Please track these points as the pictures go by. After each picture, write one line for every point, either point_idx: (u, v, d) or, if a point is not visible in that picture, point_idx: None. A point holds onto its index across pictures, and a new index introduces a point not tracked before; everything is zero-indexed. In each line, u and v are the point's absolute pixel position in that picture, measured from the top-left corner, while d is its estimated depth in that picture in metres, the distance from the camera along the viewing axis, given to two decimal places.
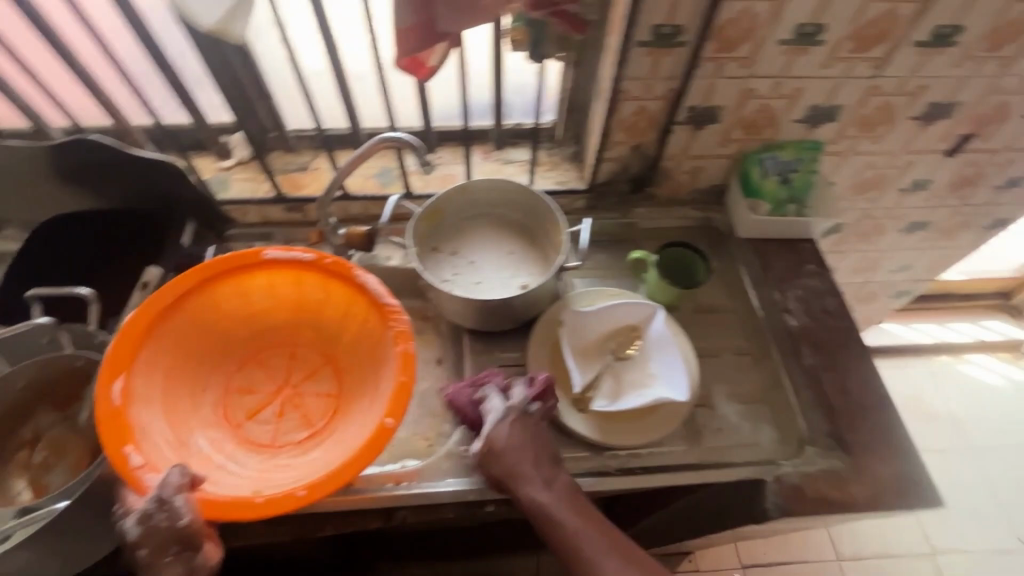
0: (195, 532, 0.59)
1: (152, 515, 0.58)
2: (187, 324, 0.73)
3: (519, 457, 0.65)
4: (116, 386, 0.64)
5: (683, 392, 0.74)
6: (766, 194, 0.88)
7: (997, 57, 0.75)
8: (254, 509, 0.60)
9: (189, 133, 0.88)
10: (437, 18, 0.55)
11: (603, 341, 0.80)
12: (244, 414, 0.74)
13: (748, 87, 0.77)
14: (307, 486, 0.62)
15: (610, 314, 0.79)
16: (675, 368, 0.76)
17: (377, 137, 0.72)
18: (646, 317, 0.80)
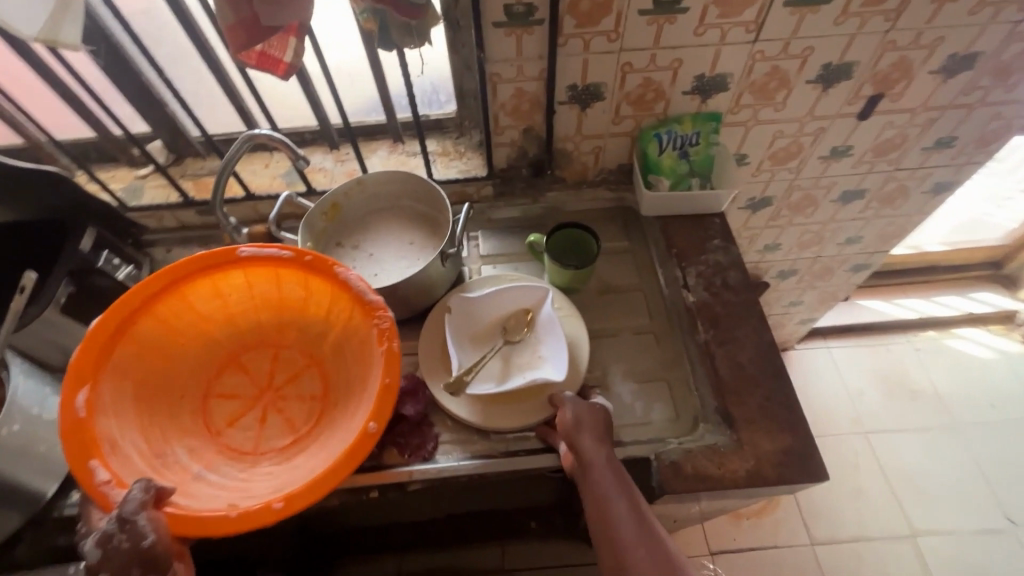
0: (158, 556, 0.54)
1: (112, 537, 0.53)
2: (160, 326, 0.70)
3: (590, 436, 0.65)
4: (80, 397, 0.60)
5: (564, 372, 0.71)
6: (665, 169, 0.87)
7: (880, 11, 0.72)
8: (227, 525, 0.55)
9: (97, 146, 0.91)
10: (259, 14, 0.56)
11: (495, 326, 0.80)
12: (225, 421, 0.71)
13: (625, 61, 0.75)
14: (283, 497, 0.57)
15: (500, 299, 0.79)
16: (560, 347, 0.73)
17: (245, 137, 0.72)
18: (537, 300, 0.79)
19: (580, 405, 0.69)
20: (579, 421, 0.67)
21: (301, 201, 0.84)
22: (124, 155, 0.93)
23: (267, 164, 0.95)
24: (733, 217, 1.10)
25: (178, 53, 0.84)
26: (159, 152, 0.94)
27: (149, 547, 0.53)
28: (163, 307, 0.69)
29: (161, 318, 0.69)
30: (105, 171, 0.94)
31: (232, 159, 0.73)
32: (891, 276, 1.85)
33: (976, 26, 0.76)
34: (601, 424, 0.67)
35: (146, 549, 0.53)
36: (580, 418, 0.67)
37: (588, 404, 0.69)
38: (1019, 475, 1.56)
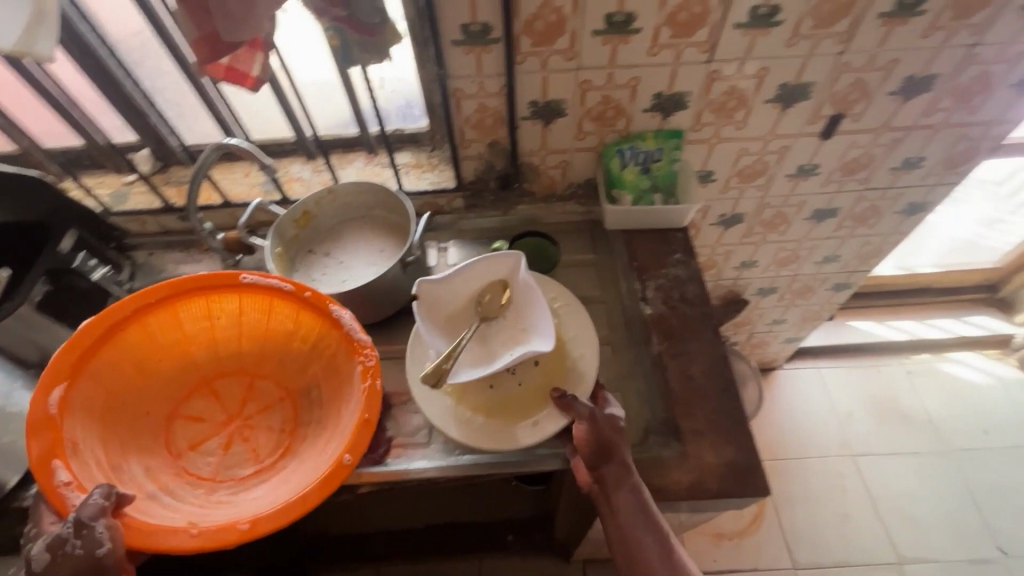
0: (110, 566, 0.55)
1: (69, 541, 0.55)
2: (146, 338, 0.71)
3: (610, 466, 0.65)
4: (57, 393, 0.62)
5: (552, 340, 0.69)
6: (627, 184, 0.89)
7: (831, 34, 0.74)
8: (185, 542, 0.56)
9: (84, 154, 0.96)
10: (219, 32, 0.59)
11: (469, 308, 0.76)
12: (187, 445, 0.71)
13: (583, 79, 0.78)
14: (251, 517, 0.58)
15: (471, 276, 0.76)
16: (543, 316, 0.72)
17: (213, 145, 0.76)
18: (510, 272, 0.77)
19: (596, 428, 0.65)
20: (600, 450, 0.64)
21: (273, 209, 0.87)
22: (111, 162, 0.97)
23: (247, 173, 0.99)
24: (705, 233, 1.11)
25: (162, 67, 0.88)
26: (144, 160, 0.98)
27: (104, 557, 0.54)
28: (153, 319, 0.70)
29: (147, 329, 0.70)
30: (94, 177, 0.99)
31: (203, 165, 0.78)
32: (885, 297, 1.82)
33: (931, 49, 0.77)
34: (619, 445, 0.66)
35: (100, 558, 0.54)
36: (601, 445, 0.65)
37: (605, 426, 0.66)
38: (1012, 503, 1.52)
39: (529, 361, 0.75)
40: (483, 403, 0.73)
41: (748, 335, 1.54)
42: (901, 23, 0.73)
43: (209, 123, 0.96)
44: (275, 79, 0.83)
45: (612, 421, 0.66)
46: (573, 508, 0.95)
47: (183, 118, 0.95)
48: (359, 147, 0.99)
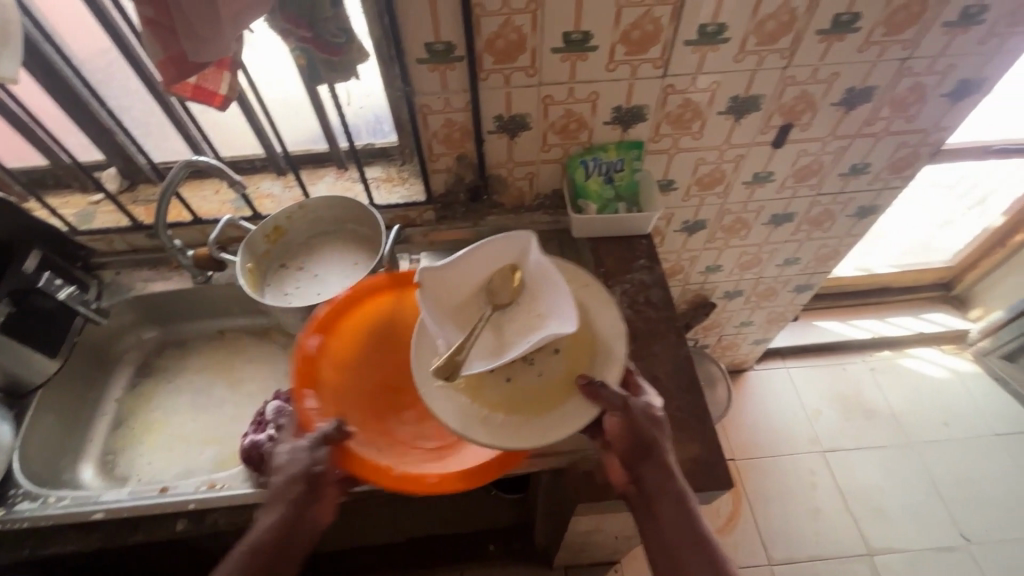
0: (318, 486, 0.62)
1: (303, 450, 0.63)
2: (376, 310, 0.79)
3: (648, 456, 0.64)
4: (314, 340, 0.73)
5: (573, 322, 0.62)
6: (592, 194, 0.92)
7: (774, 50, 0.79)
8: (392, 481, 0.64)
9: (49, 173, 0.95)
10: (187, 54, 0.60)
11: (478, 294, 0.70)
12: (388, 408, 0.74)
13: (545, 94, 0.81)
14: (438, 475, 0.65)
15: (477, 260, 0.70)
16: (562, 298, 0.65)
17: (182, 162, 0.78)
18: (521, 252, 0.71)
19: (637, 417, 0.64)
20: (640, 442, 0.63)
21: (243, 224, 0.89)
22: (76, 181, 0.97)
23: (217, 190, 1.00)
24: (670, 240, 1.15)
25: (129, 86, 0.88)
26: (112, 178, 0.98)
27: (317, 474, 0.62)
28: (383, 295, 0.79)
29: (379, 301, 0.79)
30: (58, 195, 0.97)
31: (172, 181, 0.79)
32: (847, 297, 1.89)
33: (867, 63, 0.82)
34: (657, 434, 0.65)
35: (315, 475, 0.61)
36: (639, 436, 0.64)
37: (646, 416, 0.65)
38: (972, 490, 1.59)
39: (549, 350, 0.70)
40: (502, 398, 0.66)
41: (718, 338, 1.59)
42: (838, 39, 0.78)
43: (177, 140, 0.96)
44: (243, 96, 0.84)
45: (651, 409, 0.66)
46: (550, 511, 0.97)
47: (151, 136, 0.95)
48: (330, 162, 1.01)
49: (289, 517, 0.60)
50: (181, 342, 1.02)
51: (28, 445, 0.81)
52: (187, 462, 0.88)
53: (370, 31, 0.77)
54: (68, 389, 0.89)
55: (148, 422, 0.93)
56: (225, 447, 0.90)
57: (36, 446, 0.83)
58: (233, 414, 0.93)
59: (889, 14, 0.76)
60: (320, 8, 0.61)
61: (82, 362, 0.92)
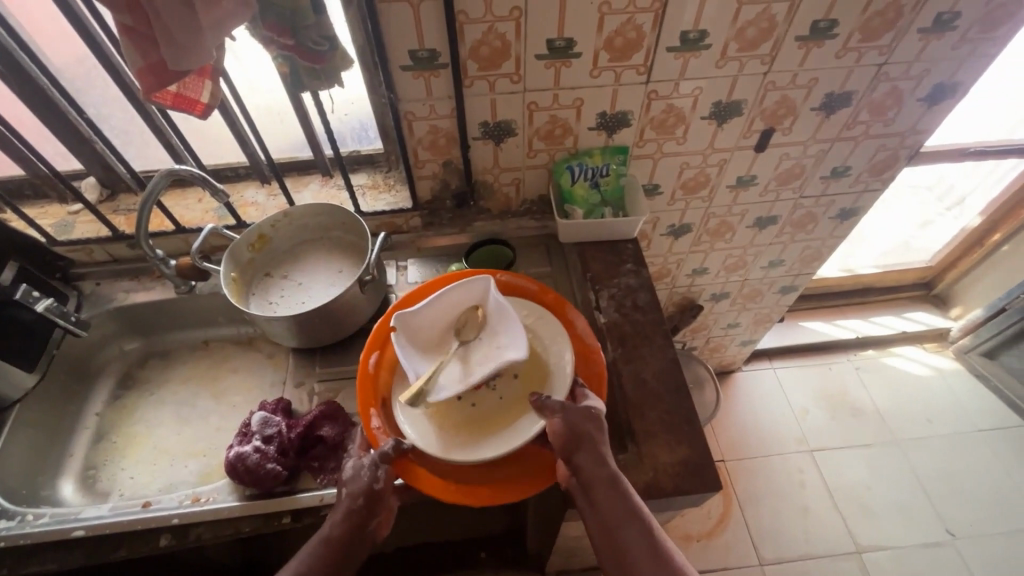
0: (377, 502, 0.64)
1: (365, 467, 0.66)
2: None
3: (591, 451, 0.64)
4: (373, 358, 0.76)
5: (525, 347, 0.69)
6: (578, 199, 0.92)
7: (755, 56, 0.80)
8: (451, 494, 0.67)
9: (27, 183, 0.94)
10: (166, 61, 0.59)
11: (446, 332, 0.76)
12: None
13: (530, 100, 0.81)
14: (496, 485, 0.68)
15: (443, 301, 0.76)
16: (514, 328, 0.72)
17: (161, 171, 0.77)
18: (483, 292, 0.78)
19: (576, 414, 0.66)
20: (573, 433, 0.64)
21: (227, 233, 0.87)
22: (55, 191, 0.95)
23: (200, 199, 0.98)
24: (656, 243, 1.15)
25: (108, 95, 0.87)
26: (91, 188, 0.97)
27: (378, 491, 0.64)
28: None
29: None
30: (36, 205, 0.96)
31: (154, 191, 0.78)
32: (831, 298, 1.91)
33: (845, 68, 0.84)
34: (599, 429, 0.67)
35: (376, 492, 0.64)
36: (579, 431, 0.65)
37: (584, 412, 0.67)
38: (956, 486, 1.61)
39: (510, 373, 0.74)
40: (467, 421, 0.70)
41: (706, 340, 1.60)
42: (816, 46, 0.80)
43: (158, 149, 0.95)
44: (226, 104, 0.83)
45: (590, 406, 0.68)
46: (541, 517, 0.96)
47: (131, 144, 0.94)
48: (314, 170, 1.00)
49: (351, 528, 0.62)
50: (164, 353, 1.00)
51: (5, 461, 0.79)
52: (170, 475, 0.87)
53: (354, 39, 0.77)
54: (47, 403, 0.88)
55: (130, 435, 0.91)
56: (210, 459, 0.88)
57: (13, 462, 0.81)
58: (218, 426, 0.92)
59: (866, 21, 0.77)
60: (303, 15, 0.61)
61: (62, 375, 0.91)
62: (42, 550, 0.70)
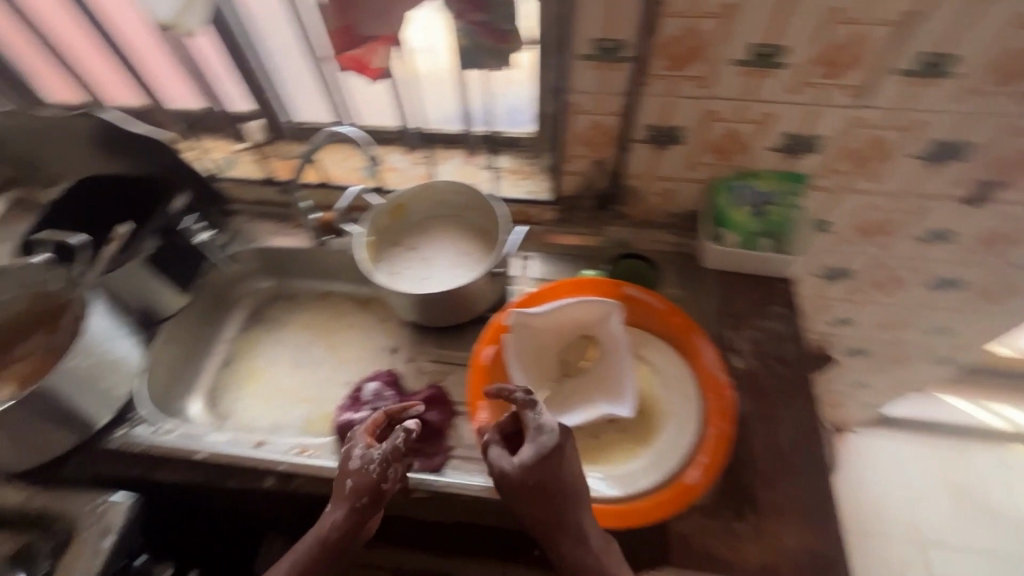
0: (380, 499, 0.63)
1: (372, 463, 0.63)
2: None
3: (541, 504, 0.56)
4: (489, 351, 0.73)
5: (632, 403, 0.68)
6: (735, 224, 0.82)
7: (1007, 93, 0.66)
8: None
9: (205, 118, 1.00)
10: (358, 24, 0.61)
11: (558, 350, 0.75)
12: None
13: (711, 109, 0.73)
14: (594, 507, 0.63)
15: (558, 316, 0.73)
16: (627, 375, 0.70)
17: (326, 131, 0.80)
18: (603, 315, 0.73)
19: (527, 464, 0.55)
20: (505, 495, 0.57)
21: (370, 197, 0.89)
22: (226, 129, 1.01)
23: (348, 156, 1.01)
24: (804, 284, 1.02)
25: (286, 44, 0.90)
26: (255, 131, 1.00)
27: (383, 490, 0.63)
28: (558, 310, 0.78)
29: None
30: (207, 139, 1.03)
31: (314, 148, 0.81)
32: None
33: None
34: (559, 476, 0.56)
35: (381, 491, 0.62)
36: (527, 486, 0.55)
37: (537, 462, 0.55)
38: None
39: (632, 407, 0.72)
40: (587, 450, 0.69)
41: (826, 394, 1.42)
42: None
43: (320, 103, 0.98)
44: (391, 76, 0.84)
45: (548, 448, 0.56)
46: None
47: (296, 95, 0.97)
48: (458, 145, 0.98)
49: (350, 524, 0.62)
50: (290, 297, 1.05)
51: (154, 369, 0.88)
52: (282, 414, 0.92)
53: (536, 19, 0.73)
54: (193, 325, 0.96)
55: (252, 368, 0.97)
56: (316, 408, 0.92)
57: (158, 371, 0.89)
58: (329, 377, 0.96)
59: None
60: None
61: (207, 300, 0.98)
62: (172, 464, 0.76)
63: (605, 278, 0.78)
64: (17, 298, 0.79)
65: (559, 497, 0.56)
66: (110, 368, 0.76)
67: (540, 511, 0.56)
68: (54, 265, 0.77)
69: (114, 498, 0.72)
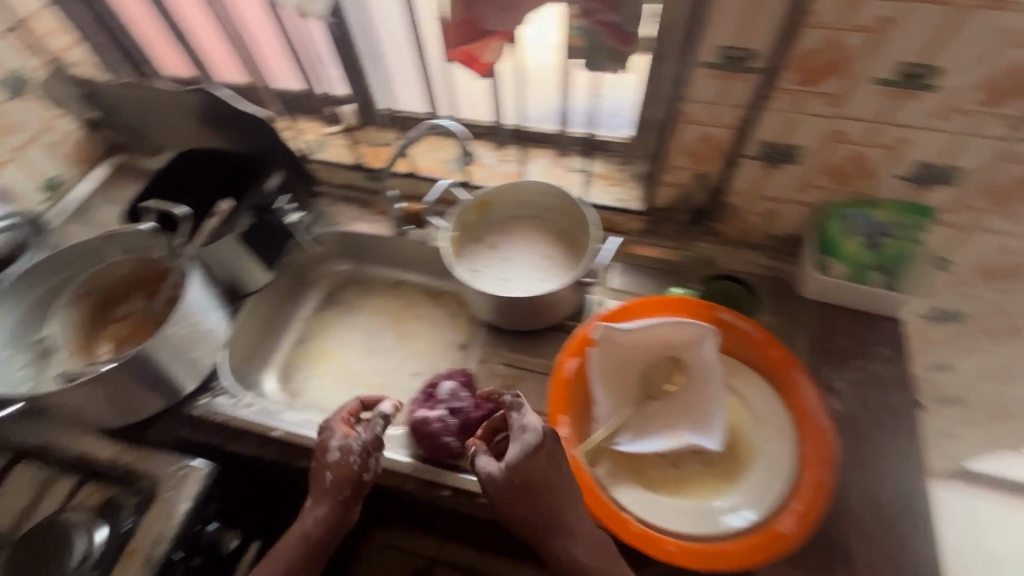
0: (359, 489, 0.67)
1: (352, 454, 0.67)
2: None
3: (530, 505, 0.55)
4: (572, 363, 0.70)
5: (720, 437, 0.65)
6: (845, 255, 0.76)
7: None
8: (627, 534, 0.60)
9: (303, 99, 1.02)
10: (483, 18, 0.60)
11: (642, 370, 0.72)
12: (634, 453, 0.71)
13: (837, 129, 0.67)
14: (679, 544, 0.59)
15: (648, 334, 0.70)
16: (717, 406, 0.66)
17: (428, 123, 0.81)
18: (695, 338, 0.69)
19: (512, 462, 0.55)
20: (494, 497, 0.56)
21: (459, 192, 0.88)
22: (321, 111, 1.03)
23: (435, 147, 1.01)
24: None
25: None
26: (350, 115, 1.02)
27: (364, 481, 0.67)
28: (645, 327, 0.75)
29: None
30: (301, 120, 1.05)
31: (412, 138, 0.82)
32: None
33: None
34: (547, 472, 0.56)
35: (363, 481, 0.67)
36: (515, 484, 0.55)
37: (523, 459, 0.55)
38: None
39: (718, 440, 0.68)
40: (667, 480, 0.66)
41: None
42: None
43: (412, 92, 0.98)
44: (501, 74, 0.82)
45: (532, 445, 0.56)
46: None
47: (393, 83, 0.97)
48: (548, 144, 0.96)
49: (335, 519, 0.65)
50: (363, 282, 1.06)
51: (236, 340, 0.90)
52: (349, 398, 0.93)
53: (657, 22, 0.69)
54: (274, 301, 0.98)
55: (324, 349, 0.99)
56: (383, 396, 0.93)
57: (240, 342, 0.92)
58: (396, 366, 0.96)
59: None
60: None
61: (288, 278, 1.01)
62: (250, 437, 0.78)
63: (697, 299, 0.74)
64: (121, 262, 0.82)
65: (550, 495, 0.55)
66: (201, 338, 0.79)
67: (532, 514, 0.55)
68: (159, 233, 0.79)
69: (194, 464, 0.75)
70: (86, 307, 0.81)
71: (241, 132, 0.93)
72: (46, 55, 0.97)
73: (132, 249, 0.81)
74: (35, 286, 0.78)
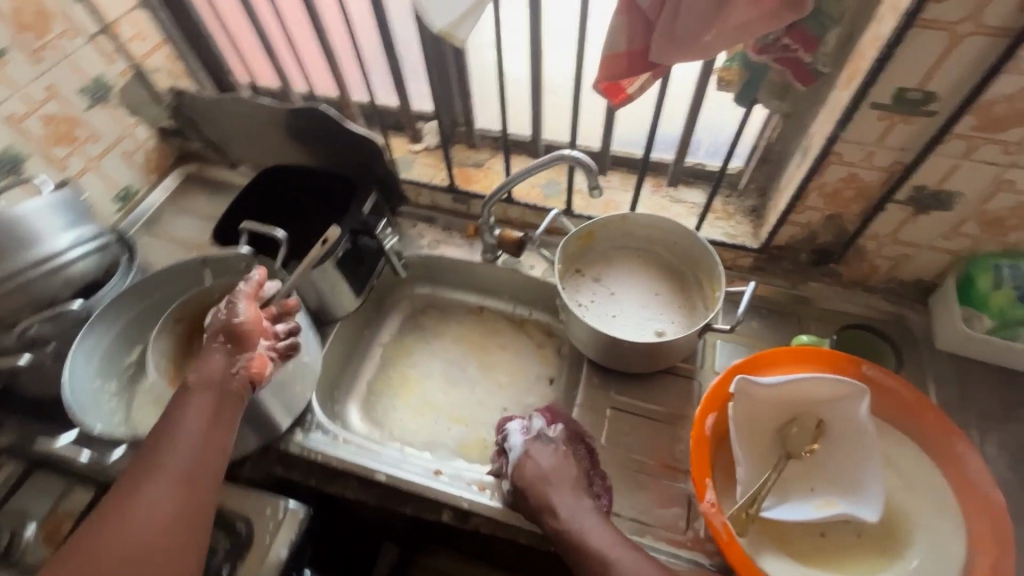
0: (240, 336, 0.62)
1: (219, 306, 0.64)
2: None
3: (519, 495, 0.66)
4: (710, 419, 0.65)
5: (878, 509, 0.59)
6: (991, 307, 0.72)
7: None
8: None
9: (392, 114, 0.98)
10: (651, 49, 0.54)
11: (781, 427, 0.67)
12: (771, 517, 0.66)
13: (1005, 178, 0.62)
14: None
15: (791, 389, 0.65)
16: (872, 473, 0.61)
17: (556, 154, 0.73)
18: (844, 396, 0.64)
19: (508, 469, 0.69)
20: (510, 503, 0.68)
21: (566, 222, 0.83)
22: (408, 128, 0.99)
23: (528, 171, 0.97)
24: None
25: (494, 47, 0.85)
26: (431, 132, 1.00)
27: (240, 325, 0.62)
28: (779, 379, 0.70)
29: None
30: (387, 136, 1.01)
31: (535, 168, 0.74)
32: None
33: None
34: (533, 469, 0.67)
35: (234, 323, 0.62)
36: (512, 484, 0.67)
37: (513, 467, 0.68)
38: None
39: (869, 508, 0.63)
40: (818, 552, 0.61)
41: None
42: None
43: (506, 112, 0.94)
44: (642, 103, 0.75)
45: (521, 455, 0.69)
46: None
47: (489, 103, 0.93)
48: (652, 171, 0.91)
49: (218, 366, 0.61)
50: (442, 307, 1.01)
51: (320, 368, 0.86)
52: (435, 432, 0.88)
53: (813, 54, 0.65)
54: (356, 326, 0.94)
55: (405, 377, 0.94)
56: (471, 431, 0.88)
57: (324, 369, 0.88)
58: (482, 400, 0.91)
59: None
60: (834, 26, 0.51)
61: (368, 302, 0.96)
62: (349, 479, 0.73)
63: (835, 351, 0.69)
64: (216, 288, 0.75)
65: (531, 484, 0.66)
66: (303, 372, 0.74)
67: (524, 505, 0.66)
68: (257, 258, 0.74)
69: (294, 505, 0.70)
70: (176, 332, 0.76)
71: (335, 150, 0.88)
72: (129, 60, 0.92)
73: (224, 274, 0.76)
74: (123, 310, 0.73)
